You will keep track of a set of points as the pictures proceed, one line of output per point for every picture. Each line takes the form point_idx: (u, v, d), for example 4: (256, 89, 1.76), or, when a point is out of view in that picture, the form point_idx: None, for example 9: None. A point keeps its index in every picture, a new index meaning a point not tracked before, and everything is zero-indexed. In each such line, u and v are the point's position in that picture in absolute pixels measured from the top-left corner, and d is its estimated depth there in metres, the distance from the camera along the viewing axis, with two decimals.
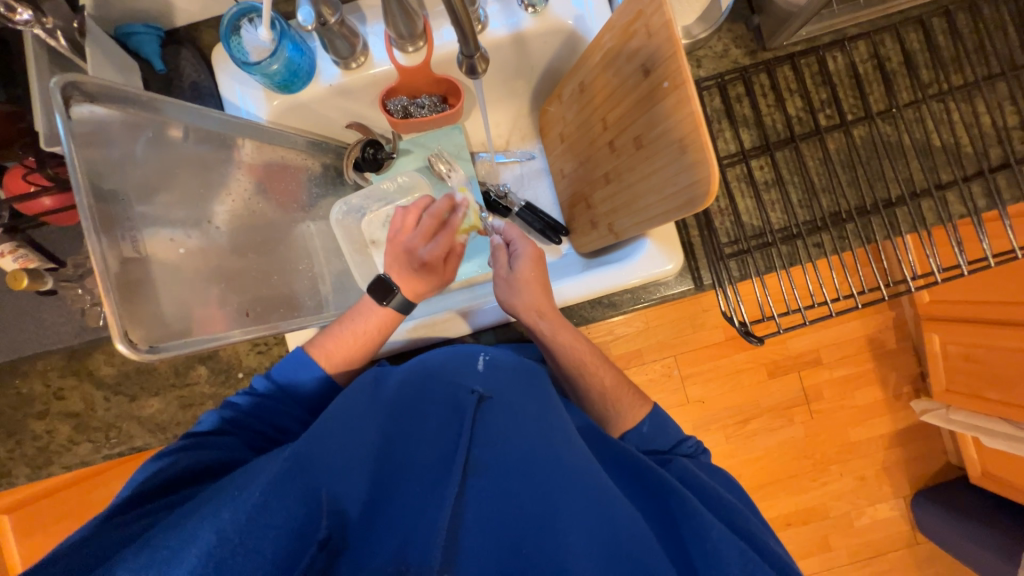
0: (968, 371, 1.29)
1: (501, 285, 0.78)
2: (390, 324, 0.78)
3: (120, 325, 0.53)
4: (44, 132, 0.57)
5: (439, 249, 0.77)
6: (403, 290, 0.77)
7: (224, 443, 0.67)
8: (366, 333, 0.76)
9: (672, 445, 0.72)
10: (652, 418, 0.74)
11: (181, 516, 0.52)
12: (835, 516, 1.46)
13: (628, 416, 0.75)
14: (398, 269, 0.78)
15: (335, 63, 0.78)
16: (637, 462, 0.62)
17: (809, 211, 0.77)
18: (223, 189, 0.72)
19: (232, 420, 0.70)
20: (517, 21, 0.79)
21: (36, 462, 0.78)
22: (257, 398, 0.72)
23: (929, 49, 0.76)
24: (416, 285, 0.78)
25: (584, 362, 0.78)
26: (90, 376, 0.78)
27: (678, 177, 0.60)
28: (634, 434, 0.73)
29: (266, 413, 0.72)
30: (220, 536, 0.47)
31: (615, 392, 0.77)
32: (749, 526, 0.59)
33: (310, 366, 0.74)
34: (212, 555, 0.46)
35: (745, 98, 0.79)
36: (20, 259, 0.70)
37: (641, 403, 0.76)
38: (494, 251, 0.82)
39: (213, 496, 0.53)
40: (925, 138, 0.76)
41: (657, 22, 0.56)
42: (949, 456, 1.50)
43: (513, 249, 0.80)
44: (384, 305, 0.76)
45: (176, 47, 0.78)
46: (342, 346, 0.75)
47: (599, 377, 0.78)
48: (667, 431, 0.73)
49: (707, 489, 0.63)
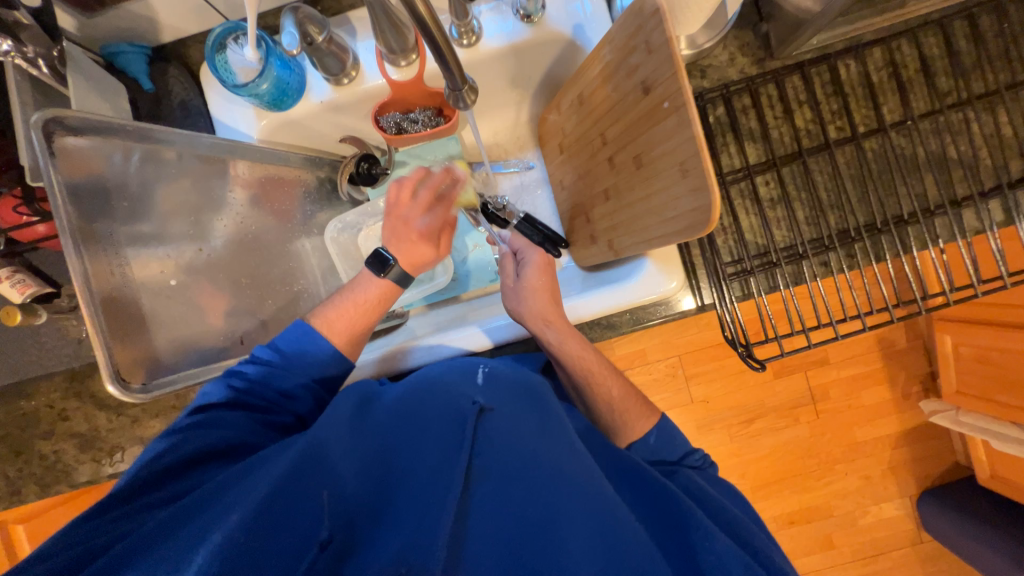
0: (979, 374, 1.26)
1: (508, 293, 0.78)
2: (388, 298, 0.75)
3: (111, 367, 0.55)
4: (29, 166, 0.57)
5: (435, 222, 0.77)
6: (400, 262, 0.74)
7: (233, 423, 0.63)
8: (370, 301, 0.74)
9: (679, 457, 0.70)
10: (660, 430, 0.72)
11: (187, 512, 0.52)
12: (840, 515, 1.46)
13: (633, 427, 0.73)
14: (400, 236, 0.75)
15: (325, 79, 0.76)
16: (643, 474, 0.60)
17: (816, 228, 0.75)
18: (219, 213, 0.71)
19: (239, 398, 0.65)
20: (512, 29, 0.76)
21: (44, 480, 0.80)
22: (263, 369, 0.67)
23: (949, 55, 0.72)
24: (414, 252, 0.75)
25: (592, 373, 0.74)
26: (92, 398, 0.79)
27: (678, 203, 0.58)
28: (641, 446, 0.72)
29: (274, 385, 0.67)
30: (227, 537, 0.47)
31: (622, 404, 0.75)
32: (756, 542, 0.56)
33: (315, 337, 0.68)
34: (218, 554, 0.45)
35: (751, 109, 0.75)
36: (18, 284, 0.70)
37: (648, 414, 0.74)
38: (504, 262, 0.84)
39: (221, 494, 0.53)
40: (941, 150, 0.73)
41: (657, 39, 0.54)
42: (958, 456, 1.48)
43: (520, 260, 0.81)
44: (382, 277, 0.74)
45: (164, 64, 0.76)
46: (344, 319, 0.71)
47: (607, 387, 0.75)
48: (674, 443, 0.72)
49: (714, 501, 0.61)
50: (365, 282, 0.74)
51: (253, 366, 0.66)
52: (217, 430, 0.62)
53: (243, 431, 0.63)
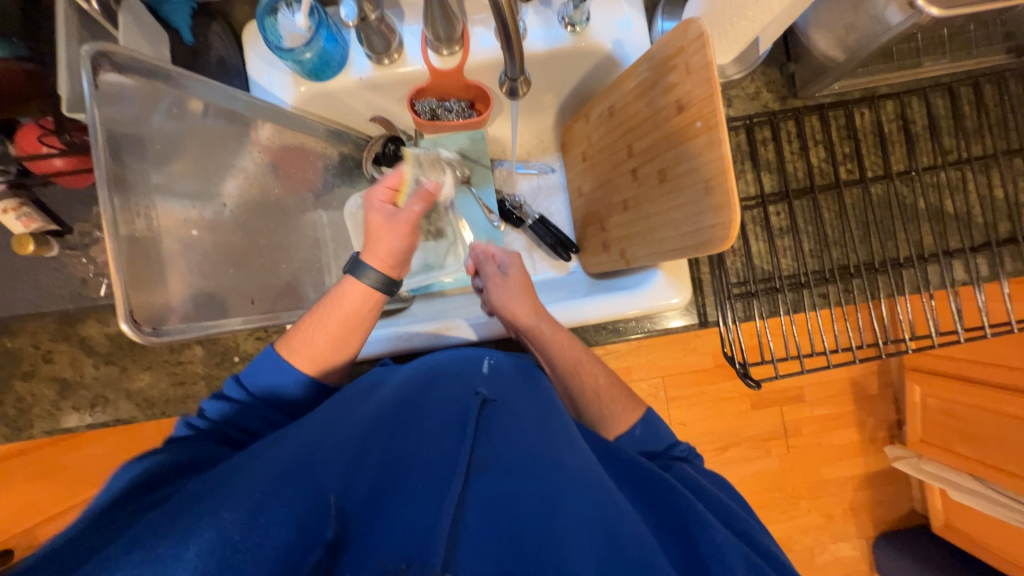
0: (943, 426, 1.32)
1: (494, 288, 0.79)
2: (365, 308, 0.70)
3: (126, 306, 0.53)
4: (67, 97, 0.58)
5: (406, 242, 0.71)
6: (375, 266, 0.70)
7: (201, 445, 0.60)
8: (352, 312, 0.70)
9: (665, 448, 0.67)
10: (645, 423, 0.70)
11: (176, 510, 0.46)
12: (799, 550, 1.50)
13: (619, 420, 0.71)
14: (389, 229, 0.70)
15: (368, 56, 0.78)
16: (633, 464, 0.60)
17: (819, 261, 0.79)
18: (233, 169, 0.69)
19: (208, 430, 0.63)
20: (556, 36, 0.79)
21: (16, 424, 0.77)
22: (233, 405, 0.66)
23: (954, 117, 0.78)
24: (389, 247, 0.70)
25: (579, 361, 0.75)
26: (81, 343, 0.78)
27: (697, 218, 0.61)
28: (628, 438, 0.69)
29: (243, 418, 0.65)
30: (221, 534, 0.43)
31: (609, 393, 0.73)
32: (752, 532, 0.54)
33: (282, 366, 0.67)
34: (214, 552, 0.42)
35: (770, 142, 0.80)
36: (23, 217, 0.69)
37: (634, 407, 0.72)
38: (482, 261, 0.84)
39: (220, 484, 0.48)
40: (939, 204, 0.79)
41: (698, 62, 0.56)
42: (915, 503, 1.53)
43: (500, 262, 0.84)
44: (364, 283, 0.69)
45: (207, 19, 0.77)
46: (309, 344, 0.68)
47: (593, 376, 0.75)
48: (660, 436, 0.69)
49: (710, 494, 0.59)
50: (345, 289, 0.69)
51: (223, 404, 0.65)
52: (191, 447, 0.59)
53: (212, 448, 0.60)
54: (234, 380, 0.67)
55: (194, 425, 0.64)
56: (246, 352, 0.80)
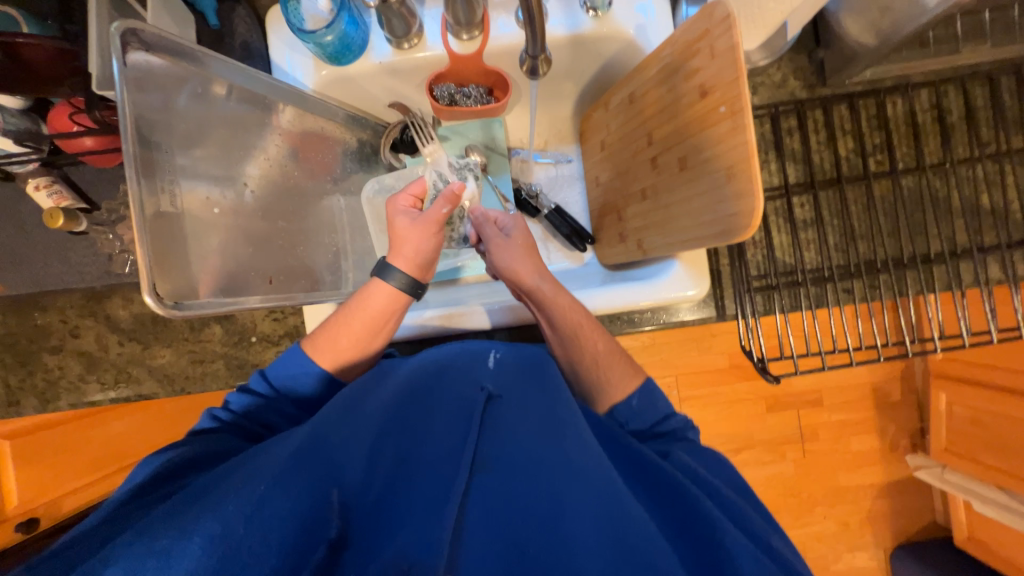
0: (968, 434, 1.27)
1: (498, 251, 0.78)
2: (393, 310, 0.71)
3: (149, 278, 0.53)
4: (97, 75, 0.60)
5: (431, 245, 0.72)
6: (407, 270, 0.70)
7: (225, 440, 0.61)
8: (376, 315, 0.70)
9: (653, 424, 0.67)
10: (642, 392, 0.69)
11: (185, 502, 0.47)
12: (813, 557, 1.46)
13: (618, 387, 0.70)
14: (415, 231, 0.70)
15: (388, 41, 0.78)
16: (638, 455, 0.58)
17: (845, 255, 0.77)
18: (256, 150, 0.70)
19: (233, 423, 0.64)
20: (577, 21, 0.78)
21: (44, 396, 0.80)
22: (258, 400, 0.66)
23: (993, 107, 0.75)
24: (416, 249, 0.70)
25: (580, 327, 0.73)
26: (106, 320, 0.80)
27: (719, 206, 0.59)
28: (623, 408, 0.68)
29: (264, 413, 0.66)
30: (224, 529, 0.45)
31: (607, 359, 0.72)
32: (752, 524, 0.52)
33: (300, 358, 0.67)
34: (217, 548, 0.44)
35: (796, 131, 0.78)
36: (54, 195, 0.73)
37: (633, 375, 0.71)
38: (482, 224, 0.81)
39: (227, 478, 0.50)
40: (975, 198, 0.76)
41: (723, 45, 0.54)
42: (938, 514, 1.48)
43: (500, 225, 0.82)
44: (390, 285, 0.69)
45: (232, 3, 0.79)
46: (332, 343, 0.68)
47: (593, 342, 0.73)
48: (656, 406, 0.68)
49: (711, 485, 0.55)
50: (371, 292, 0.69)
51: (247, 397, 0.66)
52: (213, 441, 0.60)
53: (234, 443, 0.61)
54: (261, 375, 0.68)
55: (219, 417, 0.64)
56: (264, 332, 0.81)
